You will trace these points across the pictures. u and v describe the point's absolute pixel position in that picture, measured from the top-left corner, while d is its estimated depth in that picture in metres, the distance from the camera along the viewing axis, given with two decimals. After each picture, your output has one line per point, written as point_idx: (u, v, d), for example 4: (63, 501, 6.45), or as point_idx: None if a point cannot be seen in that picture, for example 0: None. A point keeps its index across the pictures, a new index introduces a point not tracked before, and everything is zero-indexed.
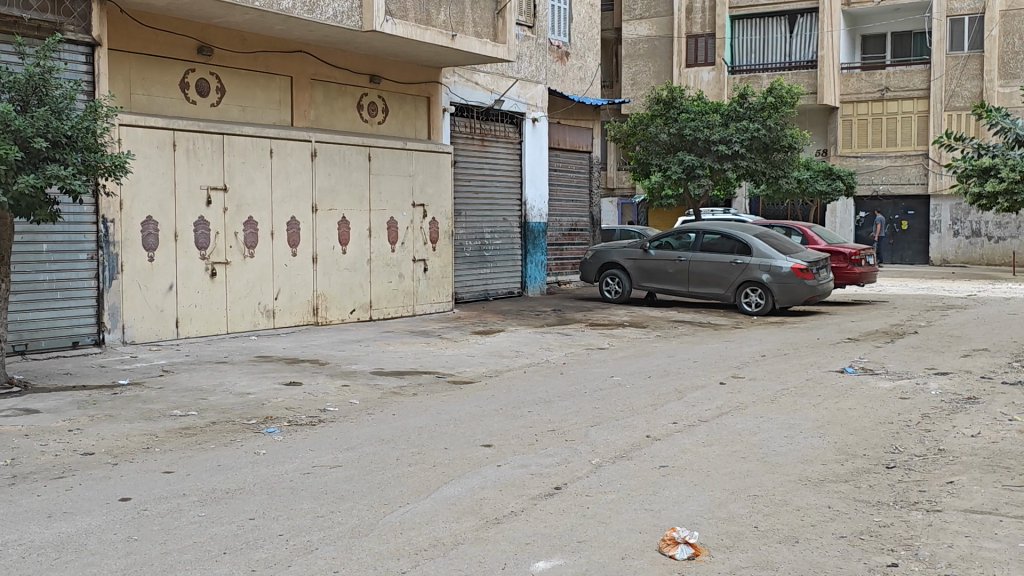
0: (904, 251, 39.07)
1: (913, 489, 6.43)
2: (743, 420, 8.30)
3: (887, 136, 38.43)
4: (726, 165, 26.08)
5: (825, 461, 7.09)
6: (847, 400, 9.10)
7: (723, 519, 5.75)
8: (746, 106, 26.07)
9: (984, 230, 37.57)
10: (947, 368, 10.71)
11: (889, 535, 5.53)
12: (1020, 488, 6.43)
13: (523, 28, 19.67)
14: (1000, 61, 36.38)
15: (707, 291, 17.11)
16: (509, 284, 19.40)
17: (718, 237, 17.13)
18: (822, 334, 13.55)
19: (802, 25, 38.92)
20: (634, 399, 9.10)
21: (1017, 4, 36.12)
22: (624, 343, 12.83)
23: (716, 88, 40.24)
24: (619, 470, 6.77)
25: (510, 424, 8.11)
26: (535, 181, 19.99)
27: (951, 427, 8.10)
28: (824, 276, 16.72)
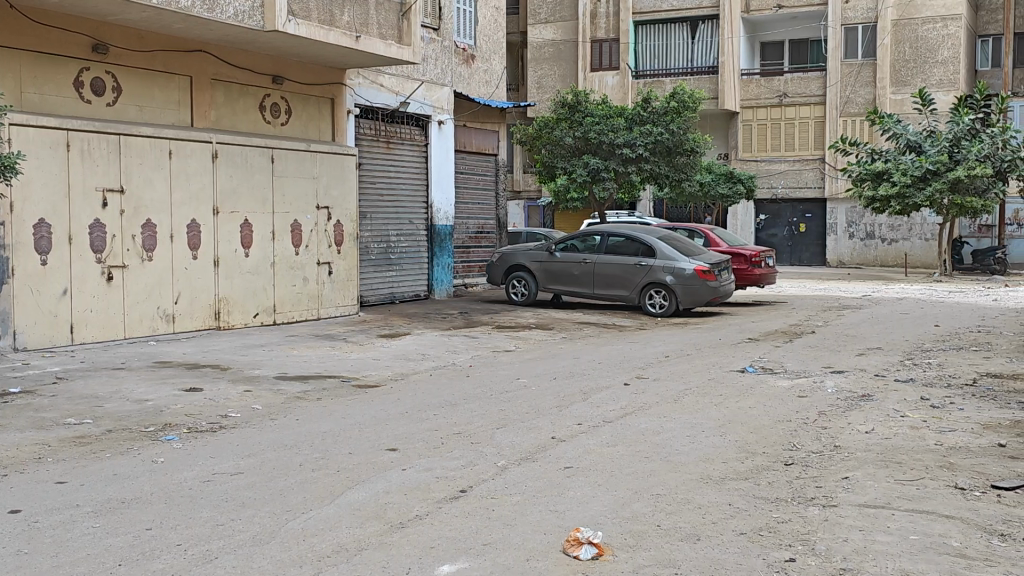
0: (802, 253, 40.10)
1: (810, 485, 6.59)
2: (648, 421, 8.40)
3: (786, 141, 39.30)
4: (630, 168, 26.36)
5: (726, 459, 7.22)
6: (747, 399, 9.26)
7: (626, 519, 5.81)
8: (650, 111, 26.40)
9: (878, 232, 38.64)
10: (843, 367, 11.02)
11: (787, 530, 5.66)
12: (913, 482, 6.65)
13: (428, 30, 19.65)
14: (892, 69, 37.53)
15: (612, 293, 17.29)
16: (415, 287, 19.32)
17: (623, 240, 17.32)
18: (723, 335, 13.79)
19: (704, 31, 39.84)
20: (541, 401, 9.14)
21: (908, 14, 37.24)
22: (531, 345, 12.89)
23: (620, 92, 40.66)
24: (525, 472, 6.79)
25: (416, 428, 8.08)
26: (441, 185, 19.95)
27: (847, 424, 8.32)
28: (725, 277, 17.04)
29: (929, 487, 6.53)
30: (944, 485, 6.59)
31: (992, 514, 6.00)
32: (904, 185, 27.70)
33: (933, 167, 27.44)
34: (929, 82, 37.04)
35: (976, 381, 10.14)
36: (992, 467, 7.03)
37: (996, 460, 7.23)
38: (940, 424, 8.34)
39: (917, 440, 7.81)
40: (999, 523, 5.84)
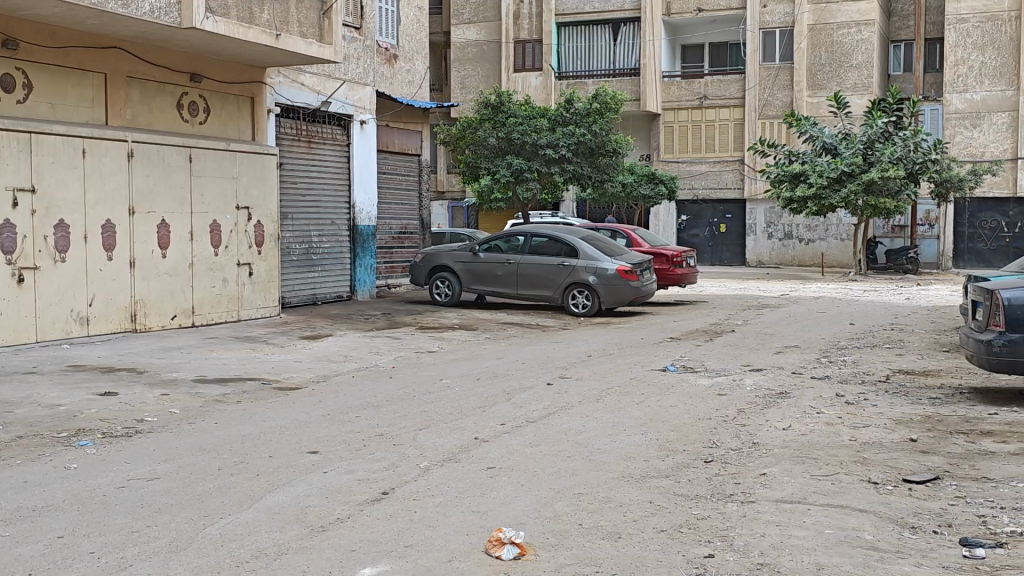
0: (722, 253, 40.72)
1: (729, 482, 6.69)
2: (571, 420, 8.44)
3: (706, 143, 39.87)
4: (553, 169, 26.46)
5: (647, 457, 7.29)
6: (668, 398, 9.37)
7: (548, 518, 5.83)
8: (573, 112, 26.60)
9: (795, 233, 39.42)
10: (761, 365, 11.21)
11: (707, 526, 5.74)
12: (827, 477, 6.79)
13: (350, 29, 19.50)
14: (808, 73, 38.30)
15: (535, 294, 17.35)
16: (337, 288, 19.17)
17: (546, 240, 17.38)
18: (645, 334, 13.93)
19: (625, 34, 40.20)
20: (463, 402, 9.13)
21: (824, 19, 38.07)
22: (454, 346, 12.87)
23: (544, 93, 40.81)
24: (447, 473, 6.77)
25: (337, 430, 8.00)
26: (364, 185, 19.82)
27: (765, 422, 8.45)
28: (647, 277, 17.24)
29: (843, 481, 6.68)
30: (858, 479, 6.75)
31: (903, 508, 6.16)
32: (821, 187, 28.29)
33: (848, 169, 28.08)
34: (844, 85, 37.84)
35: (888, 378, 10.41)
36: (903, 461, 7.22)
37: (907, 454, 7.42)
38: (854, 420, 8.53)
39: (832, 435, 7.98)
40: (911, 516, 5.99)
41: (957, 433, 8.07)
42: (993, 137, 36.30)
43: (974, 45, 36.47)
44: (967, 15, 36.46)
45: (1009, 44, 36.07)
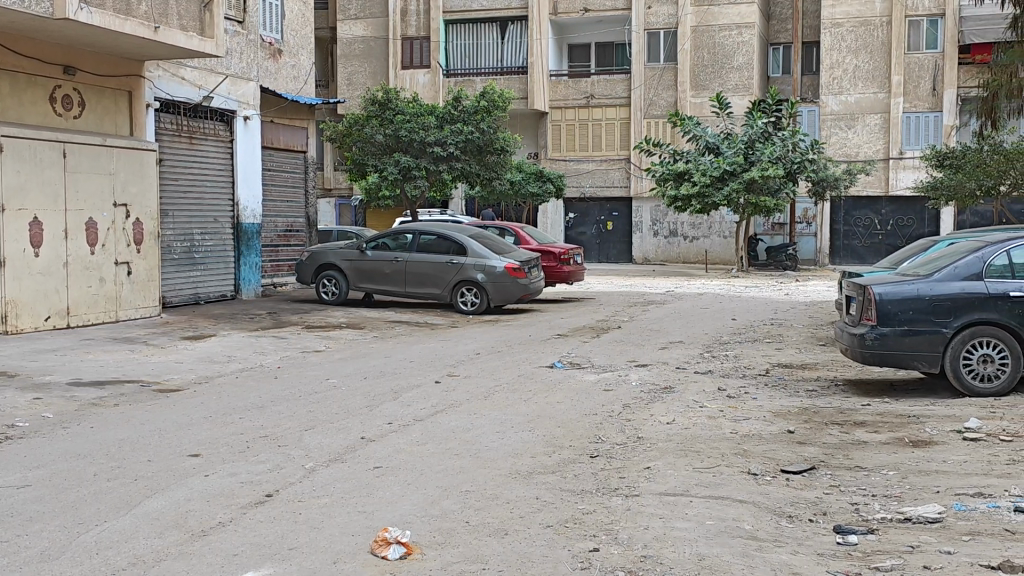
0: (609, 251, 41.42)
1: (614, 476, 6.78)
2: (457, 418, 8.42)
3: (593, 141, 40.31)
4: (441, 167, 26.47)
5: (534, 454, 7.33)
6: (555, 394, 9.44)
7: (435, 517, 5.80)
8: (461, 110, 26.52)
9: (680, 231, 40.29)
10: (646, 360, 11.39)
11: (592, 521, 5.79)
12: (709, 470, 6.94)
13: (232, 22, 19.02)
14: (691, 74, 39.07)
15: (423, 292, 17.27)
16: (221, 287, 18.76)
17: (435, 238, 17.31)
18: (533, 331, 14.01)
19: (513, 32, 40.36)
20: (350, 401, 9.04)
21: (706, 21, 38.87)
22: (340, 345, 12.74)
23: (432, 91, 40.69)
24: (333, 474, 6.69)
25: (220, 432, 7.83)
26: (248, 182, 19.44)
27: (649, 416, 8.59)
28: (535, 275, 17.41)
29: (725, 474, 6.83)
30: (738, 471, 6.91)
31: (781, 497, 6.33)
32: (703, 186, 28.94)
33: (730, 169, 28.75)
34: (726, 87, 38.76)
35: (768, 371, 10.68)
36: (783, 453, 7.42)
37: (786, 446, 7.64)
38: (735, 413, 8.74)
39: (714, 429, 8.16)
40: (788, 505, 6.17)
41: (833, 424, 8.34)
42: (866, 138, 37.60)
43: (848, 49, 37.77)
44: (842, 20, 37.75)
45: (881, 48, 37.43)
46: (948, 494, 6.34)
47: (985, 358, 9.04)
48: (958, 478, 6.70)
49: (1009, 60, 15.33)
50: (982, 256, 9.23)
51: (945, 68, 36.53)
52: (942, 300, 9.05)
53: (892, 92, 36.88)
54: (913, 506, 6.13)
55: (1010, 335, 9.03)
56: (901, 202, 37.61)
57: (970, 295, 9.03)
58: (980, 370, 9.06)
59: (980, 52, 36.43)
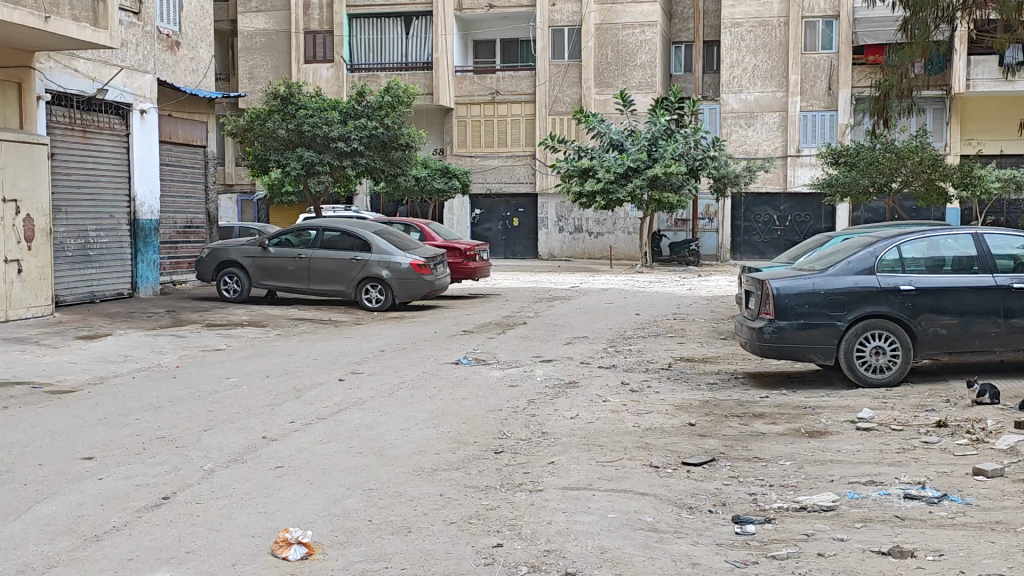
0: (515, 248, 41.63)
1: (518, 472, 6.79)
2: (361, 416, 8.35)
3: (498, 137, 40.43)
4: (346, 162, 26.17)
5: (438, 450, 7.32)
6: (460, 391, 9.43)
7: (337, 516, 5.74)
8: (365, 105, 26.14)
9: (585, 226, 40.74)
10: (551, 355, 11.46)
11: (496, 516, 5.80)
12: (613, 463, 7.01)
13: (128, 13, 18.51)
14: (595, 71, 39.45)
15: (328, 289, 17.09)
16: (118, 285, 18.28)
17: (339, 235, 17.09)
18: (438, 327, 13.98)
19: (417, 27, 40.15)
20: (251, 400, 8.90)
21: (610, 19, 39.34)
22: (242, 343, 12.54)
23: (335, 85, 40.21)
24: (233, 474, 6.58)
25: (115, 434, 7.62)
26: (146, 178, 18.98)
27: (554, 411, 8.65)
28: (440, 271, 17.37)
29: (627, 466, 6.91)
30: (640, 464, 7.00)
31: (681, 489, 6.43)
32: (608, 181, 29.23)
33: (634, 165, 29.11)
34: (629, 84, 39.26)
35: (670, 365, 10.85)
36: (683, 445, 7.54)
37: (687, 438, 7.76)
38: (638, 407, 8.85)
39: (617, 423, 8.24)
40: (689, 497, 6.27)
41: (733, 417, 8.50)
42: (765, 136, 38.44)
43: (747, 48, 38.52)
44: (741, 19, 38.50)
45: (778, 48, 38.28)
46: (842, 483, 6.52)
47: (877, 350, 9.34)
48: (852, 466, 6.89)
49: (900, 61, 15.81)
50: (874, 251, 9.50)
51: (839, 67, 37.54)
52: (836, 294, 9.28)
53: (789, 91, 37.78)
54: (809, 495, 6.28)
55: (902, 327, 9.31)
56: (799, 198, 38.54)
57: (864, 289, 9.28)
58: (873, 362, 9.36)
59: (873, 53, 37.44)
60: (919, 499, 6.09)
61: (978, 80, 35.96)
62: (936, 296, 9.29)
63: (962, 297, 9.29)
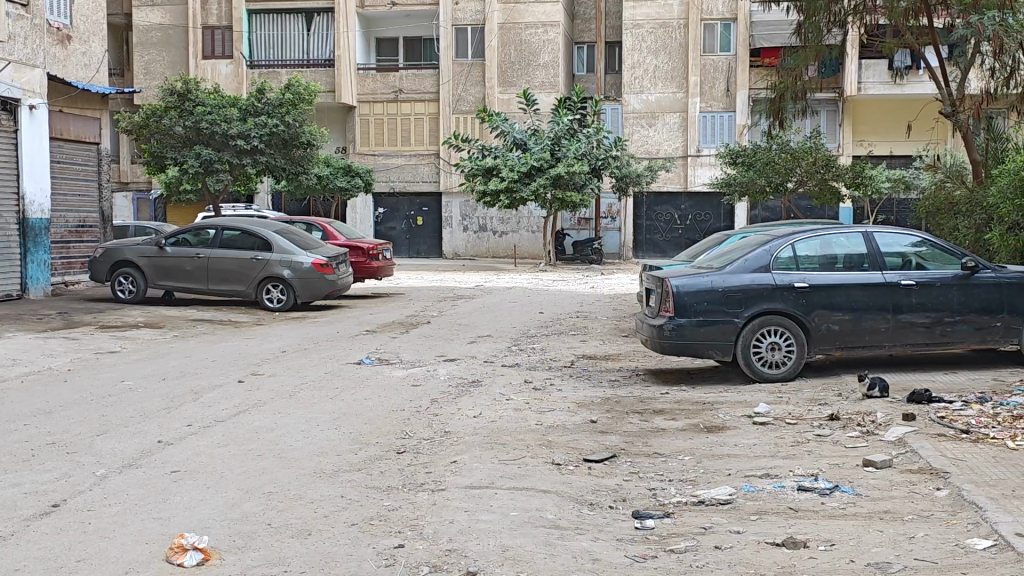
0: (419, 247, 41.54)
1: (420, 471, 6.77)
2: (261, 418, 8.23)
3: (401, 136, 40.26)
4: (245, 160, 25.73)
5: (340, 451, 7.25)
6: (362, 391, 9.35)
7: (235, 520, 5.64)
8: (265, 102, 25.71)
9: (489, 225, 40.86)
10: (454, 355, 11.45)
11: (397, 517, 5.77)
12: (515, 461, 7.03)
13: (16, 6, 17.83)
14: (498, 70, 39.52)
15: (227, 289, 16.78)
16: (6, 287, 17.69)
17: (239, 234, 16.79)
18: (341, 327, 13.84)
19: (319, 24, 39.68)
20: (147, 403, 8.69)
21: (513, 19, 39.48)
22: (139, 345, 12.24)
23: (234, 82, 39.56)
24: (126, 480, 6.41)
25: (1, 440, 7.36)
26: (35, 176, 18.39)
27: (457, 410, 8.64)
28: (343, 271, 17.21)
29: (529, 464, 6.93)
30: (542, 462, 7.05)
31: (582, 485, 6.50)
32: (512, 180, 29.36)
33: (537, 164, 29.27)
34: (532, 83, 39.43)
35: (572, 363, 10.94)
36: (585, 442, 7.61)
37: (588, 435, 7.84)
38: (541, 404, 8.90)
39: (520, 421, 8.27)
40: (590, 493, 6.33)
41: (634, 413, 8.60)
42: (666, 137, 39.02)
43: (648, 49, 39.03)
44: (642, 21, 38.95)
45: (678, 50, 38.87)
46: (738, 476, 6.66)
47: (773, 346, 9.56)
48: (749, 460, 7.04)
49: (794, 64, 16.24)
50: (770, 249, 9.73)
51: (737, 69, 38.35)
52: (734, 291, 9.45)
53: (689, 92, 38.40)
54: (706, 489, 6.39)
55: (795, 323, 9.56)
56: (699, 197, 39.23)
57: (760, 286, 9.48)
58: (769, 358, 9.57)
59: (769, 56, 38.38)
60: (812, 491, 6.25)
61: (868, 83, 37.02)
62: (828, 293, 9.55)
63: (853, 294, 9.57)
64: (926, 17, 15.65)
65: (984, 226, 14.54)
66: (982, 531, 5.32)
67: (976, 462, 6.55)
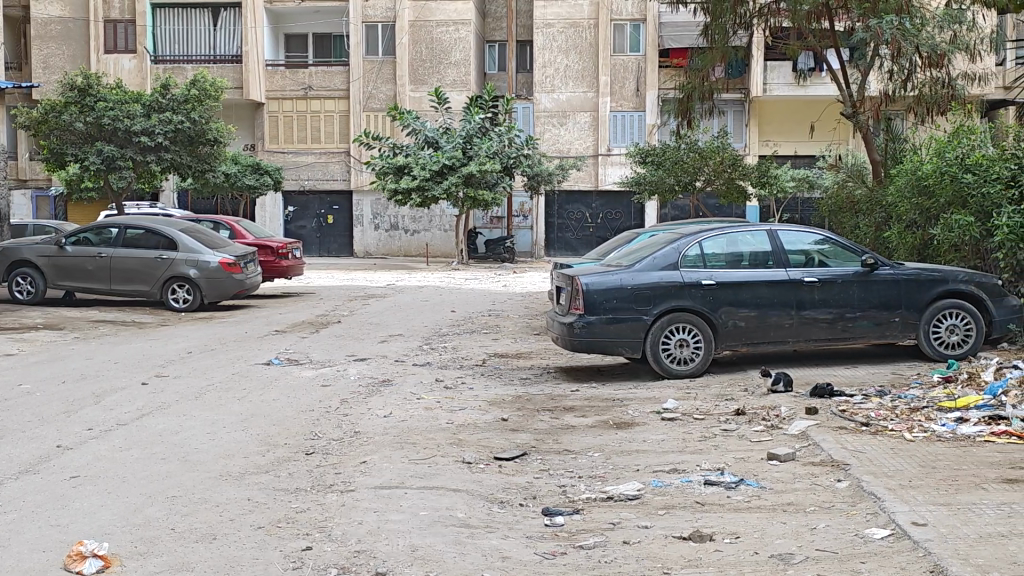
0: (330, 245, 41.16)
1: (329, 472, 6.70)
2: (166, 421, 8.06)
3: (311, 134, 39.81)
4: (149, 157, 25.16)
5: (247, 453, 7.13)
6: (271, 392, 9.22)
7: (138, 526, 5.51)
8: (169, 98, 25.17)
9: (400, 224, 40.66)
10: (365, 354, 11.36)
11: (304, 519, 5.69)
12: (425, 461, 7.00)
13: None
14: (409, 68, 39.31)
15: (130, 289, 16.38)
16: None
17: (142, 232, 16.42)
18: (248, 328, 13.61)
19: (225, 19, 39.00)
20: (45, 407, 8.43)
21: (423, 16, 39.32)
22: (37, 347, 11.87)
23: (138, 77, 38.69)
24: (22, 487, 6.21)
25: None
26: None
27: (366, 410, 8.57)
28: (251, 270, 16.96)
29: (439, 464, 6.91)
30: (452, 460, 7.03)
31: (493, 484, 6.50)
32: (423, 179, 29.23)
33: (448, 163, 29.25)
34: (444, 81, 39.30)
35: (484, 361, 10.95)
36: (495, 440, 7.62)
37: (499, 433, 7.85)
38: (452, 403, 8.89)
39: (430, 420, 8.24)
40: (500, 491, 6.33)
41: (544, 411, 8.64)
42: (576, 136, 39.31)
43: (559, 49, 39.27)
44: (553, 20, 39.16)
45: (589, 49, 39.19)
46: (647, 471, 6.73)
47: (681, 343, 9.70)
48: (658, 456, 7.13)
49: (701, 64, 16.53)
50: (677, 248, 9.87)
51: (646, 69, 38.82)
52: (643, 288, 9.55)
53: (600, 92, 38.73)
54: (615, 484, 6.45)
55: (703, 320, 9.71)
56: (609, 196, 39.62)
57: (668, 284, 9.61)
58: (677, 354, 9.71)
59: (677, 56, 38.94)
60: (718, 485, 6.35)
61: (773, 84, 37.75)
62: (734, 290, 9.71)
63: (758, 290, 9.76)
64: (828, 19, 16.01)
65: (884, 224, 14.93)
66: (880, 520, 5.46)
67: (874, 454, 6.74)
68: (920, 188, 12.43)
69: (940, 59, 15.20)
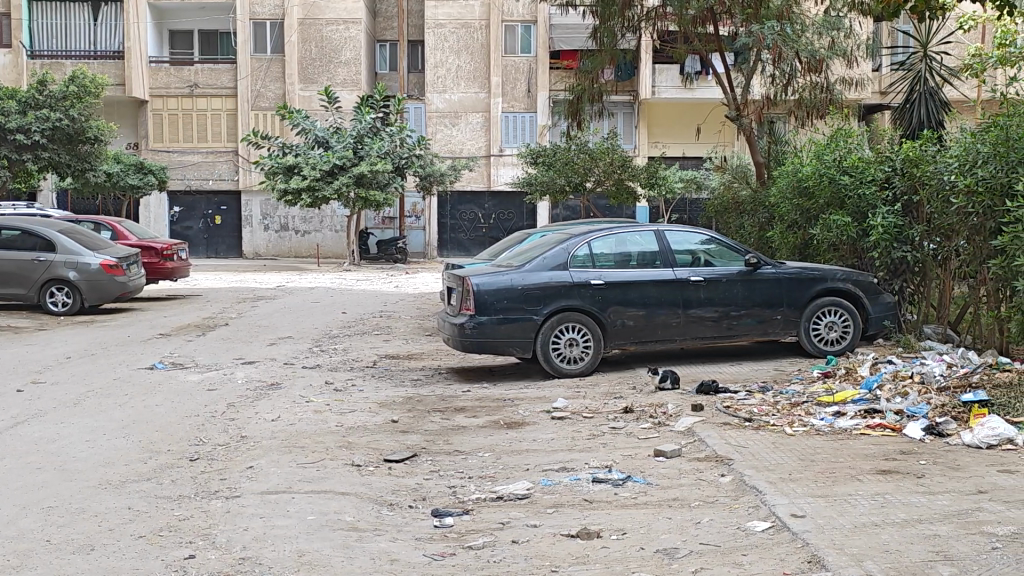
0: (217, 247, 40.36)
1: (214, 478, 6.56)
2: (42, 428, 7.79)
3: (197, 132, 38.95)
4: (24, 156, 24.30)
5: (128, 461, 6.93)
6: (155, 397, 8.98)
7: (11, 539, 5.31)
8: (46, 94, 24.23)
9: (290, 224, 40.13)
10: (253, 357, 11.17)
11: (187, 527, 5.57)
12: (312, 464, 6.91)
13: None
14: (299, 66, 38.76)
15: (4, 291, 15.73)
16: None
17: (18, 233, 15.84)
18: (131, 331, 13.26)
19: (106, 14, 37.88)
20: None
21: (313, 14, 38.82)
22: None
23: (14, 73, 37.33)
24: None
25: None
26: None
27: (253, 414, 8.41)
28: (134, 272, 16.52)
29: (328, 467, 6.83)
30: (341, 463, 6.96)
31: (382, 486, 6.45)
32: (313, 179, 28.81)
33: (338, 163, 28.98)
34: (334, 81, 38.88)
35: (374, 362, 10.87)
36: (385, 442, 7.58)
37: (389, 435, 7.81)
38: (341, 406, 8.80)
39: (318, 423, 8.14)
40: (389, 493, 6.30)
41: (434, 412, 8.62)
42: (468, 136, 39.38)
43: (450, 49, 39.27)
44: (444, 20, 39.18)
45: (480, 50, 39.29)
46: (535, 471, 6.77)
47: (570, 342, 9.79)
48: (547, 454, 7.18)
49: (590, 66, 16.72)
50: (567, 248, 9.95)
51: (538, 71, 39.09)
52: (533, 288, 9.61)
53: (492, 93, 38.83)
54: (504, 484, 6.47)
55: (592, 319, 9.82)
56: (502, 197, 39.78)
57: (559, 284, 9.68)
58: (567, 353, 9.79)
59: (568, 58, 39.36)
60: (605, 482, 6.44)
61: (661, 87, 38.41)
62: (622, 290, 9.85)
63: (646, 290, 9.91)
64: (712, 23, 16.37)
65: (766, 224, 15.32)
66: (761, 513, 5.60)
67: (756, 449, 6.91)
68: (801, 189, 12.83)
69: (819, 64, 15.67)
